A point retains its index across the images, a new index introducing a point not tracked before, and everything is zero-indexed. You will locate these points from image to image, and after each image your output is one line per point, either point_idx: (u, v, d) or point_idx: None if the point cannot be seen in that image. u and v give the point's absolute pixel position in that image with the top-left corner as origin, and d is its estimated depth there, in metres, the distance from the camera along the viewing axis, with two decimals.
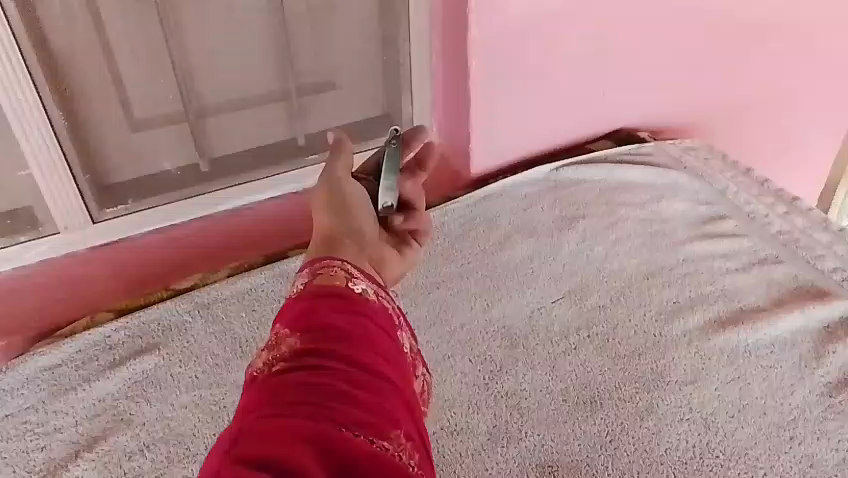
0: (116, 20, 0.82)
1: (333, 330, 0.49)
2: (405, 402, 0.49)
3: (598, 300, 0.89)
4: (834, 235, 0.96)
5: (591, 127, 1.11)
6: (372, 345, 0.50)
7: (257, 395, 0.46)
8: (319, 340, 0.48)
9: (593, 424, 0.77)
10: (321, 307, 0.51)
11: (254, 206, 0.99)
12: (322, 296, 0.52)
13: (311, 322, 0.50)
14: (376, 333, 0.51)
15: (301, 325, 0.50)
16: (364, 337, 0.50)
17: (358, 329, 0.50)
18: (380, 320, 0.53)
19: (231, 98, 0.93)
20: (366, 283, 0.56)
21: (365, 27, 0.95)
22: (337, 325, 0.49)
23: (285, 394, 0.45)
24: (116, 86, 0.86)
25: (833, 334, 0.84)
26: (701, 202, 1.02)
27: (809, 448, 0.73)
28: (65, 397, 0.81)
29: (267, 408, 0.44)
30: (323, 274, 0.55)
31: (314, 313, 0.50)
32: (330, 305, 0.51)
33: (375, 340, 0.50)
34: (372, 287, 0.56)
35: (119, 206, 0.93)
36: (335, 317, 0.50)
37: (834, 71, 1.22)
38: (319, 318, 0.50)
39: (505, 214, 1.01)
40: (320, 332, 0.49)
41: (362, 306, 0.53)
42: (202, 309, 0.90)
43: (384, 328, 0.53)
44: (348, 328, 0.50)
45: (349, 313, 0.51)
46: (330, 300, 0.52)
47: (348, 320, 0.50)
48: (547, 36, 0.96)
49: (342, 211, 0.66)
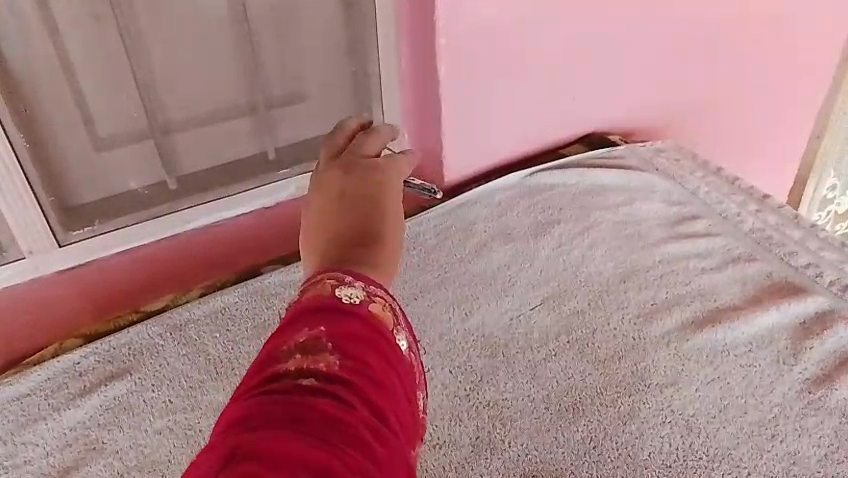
0: (76, 34, 0.80)
1: (369, 367, 0.44)
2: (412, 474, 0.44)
3: (576, 305, 0.89)
4: (805, 231, 0.97)
5: (564, 131, 1.11)
6: (400, 399, 0.45)
7: (266, 407, 0.40)
8: (353, 373, 0.43)
9: (577, 430, 0.76)
10: (364, 341, 0.46)
11: (223, 223, 0.98)
12: (369, 329, 0.47)
13: (350, 349, 0.45)
14: (405, 389, 0.46)
15: (342, 349, 0.44)
16: (396, 394, 0.45)
17: (391, 378, 0.45)
18: (410, 378, 0.48)
19: (198, 112, 0.92)
20: (408, 336, 0.50)
21: (333, 37, 0.94)
22: (373, 365, 0.45)
23: (303, 421, 0.40)
24: (78, 106, 0.84)
25: (808, 329, 0.84)
26: (673, 203, 1.03)
27: (791, 446, 0.73)
28: (34, 428, 0.78)
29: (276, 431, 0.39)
30: (376, 302, 0.49)
31: (356, 344, 0.45)
32: (374, 341, 0.46)
33: (402, 395, 0.46)
34: (411, 339, 0.50)
35: (87, 227, 0.91)
36: (375, 359, 0.45)
37: (799, 68, 1.24)
38: (358, 347, 0.45)
39: (480, 221, 1.00)
40: (355, 363, 0.44)
41: (400, 358, 0.47)
42: (174, 331, 0.88)
43: (412, 386, 0.48)
44: (382, 373, 0.45)
45: (388, 357, 0.46)
46: (373, 331, 0.47)
47: (382, 363, 0.45)
48: (515, 41, 0.96)
49: (324, 214, 0.66)
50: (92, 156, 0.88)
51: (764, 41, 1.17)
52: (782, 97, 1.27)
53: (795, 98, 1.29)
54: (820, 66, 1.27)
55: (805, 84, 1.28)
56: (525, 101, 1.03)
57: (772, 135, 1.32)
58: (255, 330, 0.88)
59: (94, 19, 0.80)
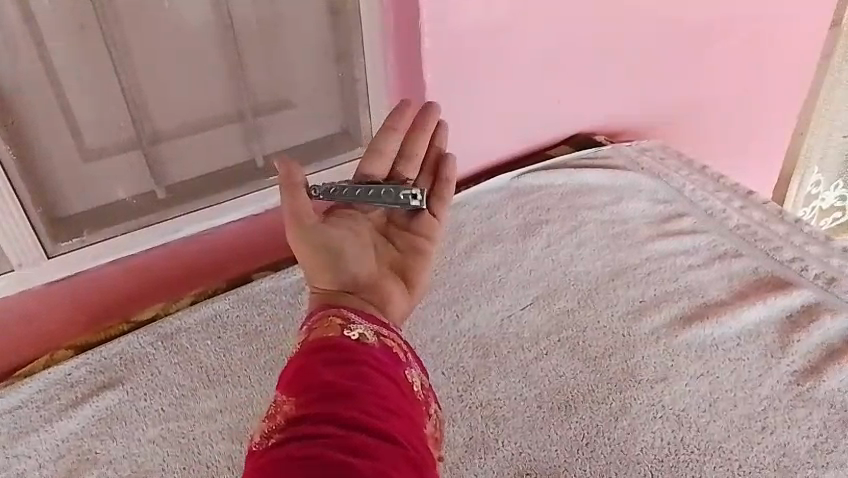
0: (61, 46, 0.80)
1: (333, 385, 0.47)
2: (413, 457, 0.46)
3: (566, 304, 0.90)
4: (790, 226, 0.98)
5: (550, 133, 1.12)
6: (374, 395, 0.47)
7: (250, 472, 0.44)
8: (318, 401, 0.46)
9: (569, 428, 0.76)
10: (317, 367, 0.49)
11: (215, 230, 0.98)
12: (318, 353, 0.50)
13: (312, 381, 0.48)
14: (381, 383, 0.49)
15: (297, 388, 0.48)
16: (363, 391, 0.47)
17: (359, 381, 0.48)
18: (381, 364, 0.51)
19: (185, 120, 0.92)
20: (364, 325, 0.54)
21: (318, 43, 0.95)
22: (335, 382, 0.47)
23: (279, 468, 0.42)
24: (65, 116, 0.84)
25: (795, 322, 0.85)
26: (659, 201, 1.04)
27: (781, 437, 0.74)
28: (27, 440, 0.78)
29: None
30: (319, 327, 0.53)
31: (310, 374, 0.48)
32: (325, 360, 0.49)
33: (376, 390, 0.48)
34: (372, 327, 0.55)
35: (75, 238, 0.91)
36: (331, 373, 0.48)
37: (780, 66, 1.26)
38: (311, 376, 0.48)
39: (469, 223, 1.01)
40: (317, 391, 0.47)
41: (359, 354, 0.50)
42: (165, 340, 0.88)
43: (388, 373, 0.50)
44: (347, 384, 0.47)
45: (344, 365, 0.49)
46: (330, 353, 0.50)
47: (347, 373, 0.48)
48: (499, 45, 0.97)
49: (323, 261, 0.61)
50: (80, 167, 0.88)
51: (746, 40, 1.19)
52: (765, 95, 1.29)
53: (778, 94, 1.30)
54: (803, 63, 1.28)
55: (788, 81, 1.29)
56: (512, 104, 1.04)
57: (756, 132, 1.34)
58: (247, 337, 0.88)
59: (80, 29, 0.80)
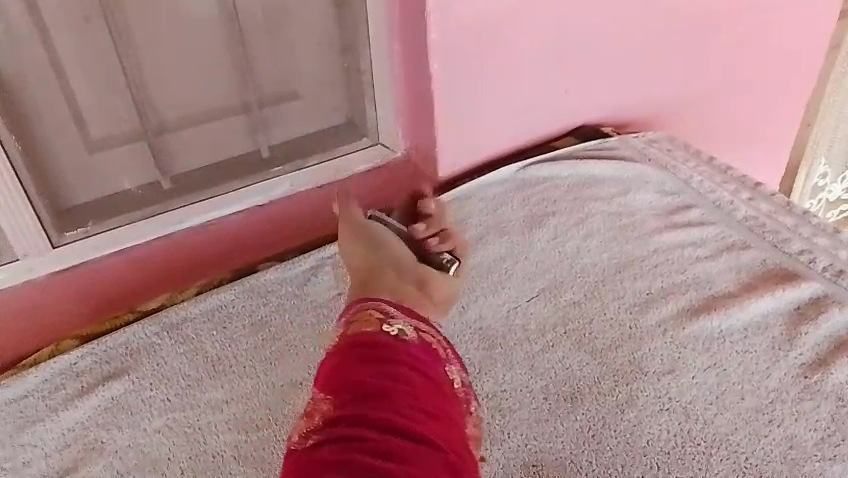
0: (65, 37, 0.80)
1: (373, 379, 0.49)
2: (451, 450, 0.47)
3: (573, 296, 0.89)
4: (798, 218, 0.97)
5: (556, 124, 1.11)
6: (414, 390, 0.49)
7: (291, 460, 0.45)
8: (358, 393, 0.48)
9: (575, 420, 0.76)
10: (361, 357, 0.51)
11: (219, 221, 0.97)
12: (361, 345, 0.52)
13: (353, 374, 0.50)
14: (419, 379, 0.51)
15: (341, 375, 0.50)
16: (405, 381, 0.49)
17: (400, 372, 0.50)
18: (421, 359, 0.53)
19: (190, 111, 0.92)
20: (403, 322, 0.56)
21: (324, 33, 0.94)
22: (375, 377, 0.49)
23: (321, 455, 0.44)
24: (70, 106, 0.84)
25: (803, 315, 0.85)
26: (666, 193, 1.03)
27: (789, 430, 0.74)
28: (33, 429, 0.78)
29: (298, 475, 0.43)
30: (360, 322, 0.56)
31: (354, 364, 0.51)
32: (368, 352, 0.52)
33: (415, 386, 0.50)
34: (411, 323, 0.57)
35: (80, 228, 0.91)
36: (375, 364, 0.50)
37: (788, 56, 1.25)
38: (355, 365, 0.50)
39: (475, 215, 1.01)
40: (358, 384, 0.49)
41: (401, 347, 0.53)
42: (171, 330, 0.88)
43: (426, 370, 0.52)
44: (386, 378, 0.49)
45: (387, 357, 0.51)
46: (372, 346, 0.52)
47: (387, 369, 0.50)
48: (506, 35, 0.96)
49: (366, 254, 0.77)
50: (85, 157, 0.88)
51: (753, 31, 1.18)
52: (773, 85, 1.28)
53: (786, 85, 1.29)
54: (810, 53, 1.27)
55: (795, 71, 1.28)
56: (518, 95, 1.03)
57: (764, 124, 1.33)
58: (253, 327, 0.88)
59: (84, 20, 0.80)
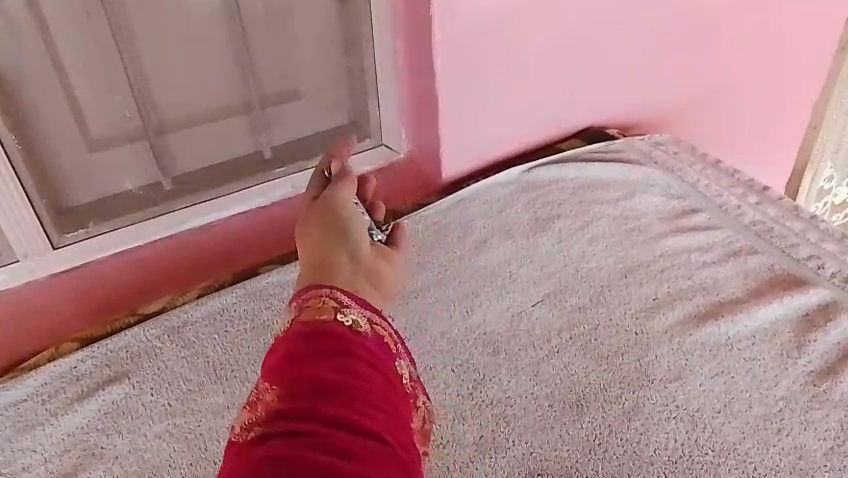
0: (67, 36, 0.79)
1: (327, 375, 0.48)
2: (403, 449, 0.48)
3: (578, 301, 0.88)
4: (806, 222, 0.96)
5: (561, 126, 1.10)
6: (369, 390, 0.49)
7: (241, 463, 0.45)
8: (317, 391, 0.47)
9: (581, 428, 0.75)
10: (309, 353, 0.50)
11: (223, 222, 0.97)
12: (309, 339, 0.51)
13: (307, 369, 0.49)
14: (374, 375, 0.51)
15: (289, 372, 0.49)
16: (355, 381, 0.49)
17: (349, 372, 0.49)
18: (372, 354, 0.52)
19: (192, 111, 0.90)
20: (357, 311, 0.56)
21: (327, 32, 0.93)
22: (324, 373, 0.48)
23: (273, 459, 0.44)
24: (70, 106, 0.83)
25: (811, 321, 0.84)
26: (672, 196, 1.02)
27: (798, 439, 0.73)
28: (32, 434, 0.77)
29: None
30: (312, 309, 0.55)
31: (302, 360, 0.49)
32: (316, 347, 0.50)
33: (369, 383, 0.49)
34: (366, 313, 0.56)
35: (81, 230, 0.90)
36: (325, 361, 0.49)
37: (795, 57, 1.24)
38: (305, 363, 0.49)
39: (480, 218, 1.00)
40: (312, 381, 0.48)
41: (351, 343, 0.52)
42: (172, 334, 0.87)
43: (378, 364, 0.52)
44: (335, 374, 0.48)
45: (337, 354, 0.50)
46: (321, 340, 0.51)
47: (343, 366, 0.49)
48: (510, 35, 0.95)
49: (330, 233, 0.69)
50: (86, 158, 0.87)
51: (760, 32, 1.16)
52: (779, 87, 1.27)
53: (793, 87, 1.28)
54: (818, 55, 1.26)
55: (802, 73, 1.27)
56: (522, 95, 1.02)
57: (770, 125, 1.32)
58: (254, 331, 0.87)
59: (86, 19, 0.79)
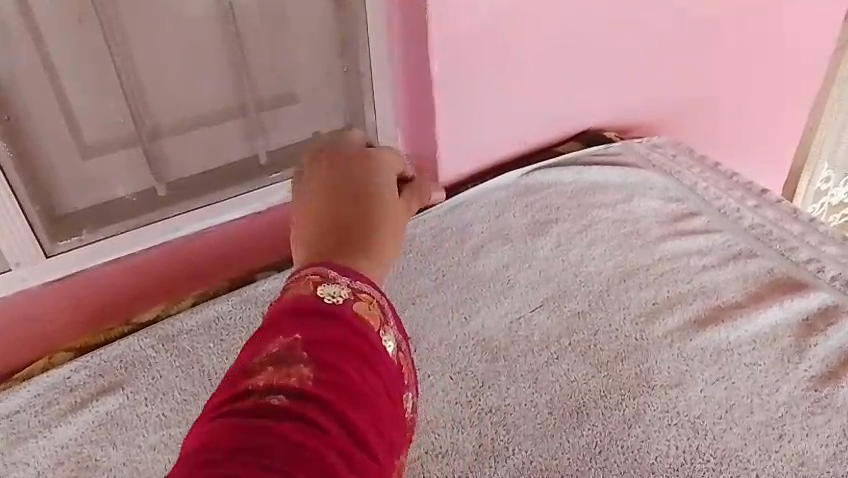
0: (59, 41, 0.78)
1: (352, 383, 0.43)
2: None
3: (577, 306, 0.87)
4: (805, 225, 0.96)
5: (559, 128, 1.10)
6: (379, 394, 0.44)
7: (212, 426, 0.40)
8: (322, 377, 0.43)
9: (581, 435, 0.74)
10: (340, 347, 0.44)
11: (218, 226, 0.96)
12: (344, 331, 0.46)
13: (315, 349, 0.44)
14: (388, 378, 0.46)
15: (316, 356, 0.43)
16: (373, 404, 0.43)
17: (371, 391, 0.44)
18: (395, 381, 0.47)
19: (186, 116, 0.89)
20: (395, 332, 0.50)
21: (323, 35, 0.92)
22: (349, 377, 0.43)
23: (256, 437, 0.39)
24: (62, 111, 0.82)
25: (812, 326, 0.83)
26: (671, 199, 1.02)
27: (799, 445, 0.72)
28: (25, 446, 0.76)
29: (219, 451, 0.38)
30: (360, 300, 0.49)
31: (333, 351, 0.44)
32: (348, 344, 0.45)
33: (386, 409, 0.45)
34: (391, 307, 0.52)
35: (74, 237, 0.89)
36: (353, 368, 0.44)
37: (793, 58, 1.23)
38: (333, 355, 0.44)
39: (477, 222, 0.99)
40: (321, 363, 0.43)
41: (381, 359, 0.46)
42: (166, 343, 0.86)
43: (397, 393, 0.47)
44: (360, 385, 0.43)
45: (368, 365, 0.45)
46: (355, 339, 0.46)
47: (357, 360, 0.45)
48: (507, 37, 0.94)
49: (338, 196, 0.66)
50: (79, 164, 0.86)
51: (758, 33, 1.16)
52: (777, 88, 1.26)
53: (791, 88, 1.28)
54: (815, 57, 1.25)
55: (801, 73, 1.26)
56: (520, 97, 1.02)
57: (768, 127, 1.31)
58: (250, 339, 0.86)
59: (79, 24, 0.78)
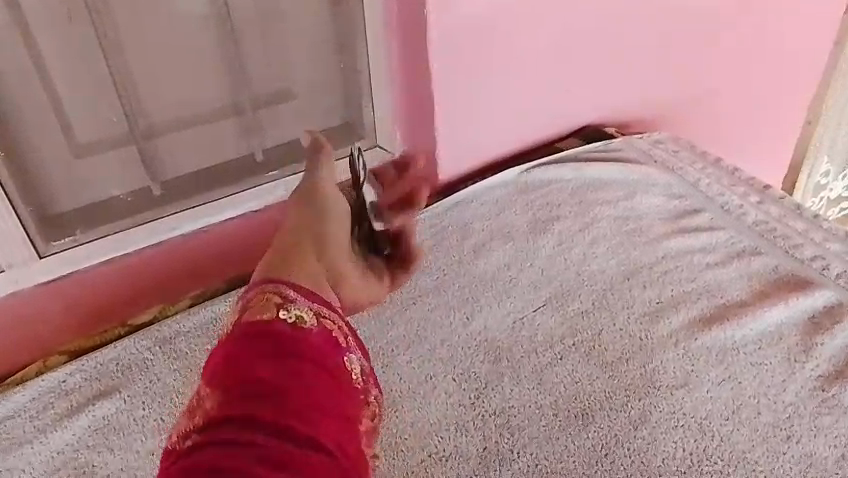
0: (50, 39, 0.76)
1: (261, 371, 0.49)
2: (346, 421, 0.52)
3: (580, 305, 0.86)
4: (809, 222, 0.95)
5: (559, 124, 1.08)
6: (297, 391, 0.49)
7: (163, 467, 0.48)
8: (237, 400, 0.49)
9: (587, 438, 0.73)
10: (245, 355, 0.51)
11: (209, 229, 0.94)
12: (248, 340, 0.52)
13: (228, 379, 0.50)
14: (310, 372, 0.51)
15: (227, 375, 0.50)
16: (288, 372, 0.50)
17: (279, 370, 0.50)
18: (315, 348, 0.53)
19: (181, 114, 0.88)
20: (302, 304, 0.57)
21: (320, 31, 0.90)
22: (259, 369, 0.50)
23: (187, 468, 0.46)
24: (54, 109, 0.80)
25: (818, 324, 0.82)
26: (673, 196, 1.00)
27: (807, 447, 0.71)
28: (20, 452, 0.75)
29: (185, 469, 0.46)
30: (260, 298, 0.56)
31: (239, 362, 0.51)
32: (252, 347, 0.51)
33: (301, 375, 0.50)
34: (312, 307, 0.57)
35: (69, 237, 0.87)
36: (259, 363, 0.50)
37: (795, 53, 1.22)
38: (243, 365, 0.50)
39: (478, 220, 0.98)
40: (232, 390, 0.49)
41: (291, 337, 0.53)
42: (163, 345, 0.84)
43: (319, 356, 0.53)
44: (271, 368, 0.50)
45: (271, 354, 0.51)
46: (259, 339, 0.52)
47: (271, 368, 0.50)
48: (506, 33, 0.93)
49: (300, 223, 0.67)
50: (72, 164, 0.84)
51: (759, 27, 1.15)
52: (777, 84, 1.25)
53: (791, 84, 1.26)
54: (816, 51, 1.24)
55: (802, 68, 1.25)
56: (518, 94, 1.00)
57: (767, 123, 1.30)
58: None
59: (69, 22, 0.76)
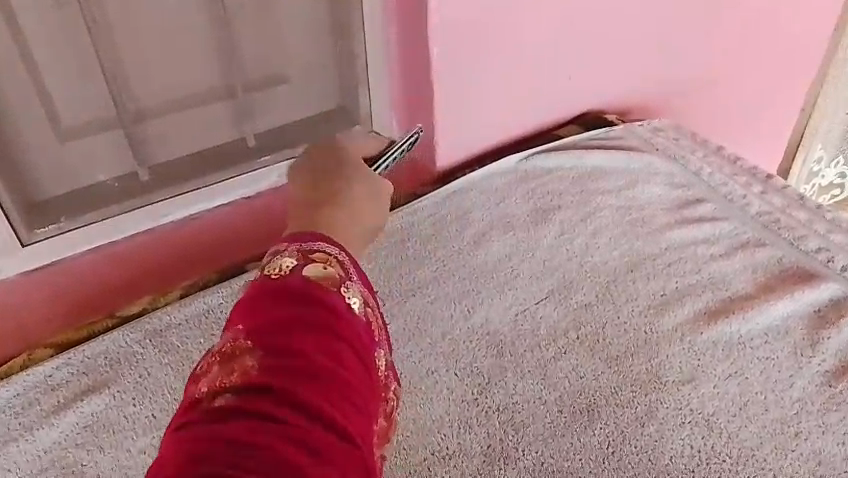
0: (32, 19, 0.72)
1: (307, 347, 0.45)
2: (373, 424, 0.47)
3: (583, 298, 0.84)
4: (812, 213, 0.93)
5: (560, 111, 1.06)
6: (340, 378, 0.45)
7: (171, 432, 0.42)
8: (273, 367, 0.44)
9: (593, 435, 0.72)
10: (292, 323, 0.46)
11: (202, 215, 0.90)
12: (298, 306, 0.47)
13: (264, 340, 0.45)
14: (350, 359, 0.47)
15: (268, 340, 0.45)
16: (334, 357, 0.45)
17: (329, 353, 0.45)
18: (360, 338, 0.49)
19: (171, 98, 0.84)
20: (355, 288, 0.52)
21: (316, 12, 0.87)
22: (306, 344, 0.45)
23: (205, 438, 0.40)
24: (37, 93, 0.76)
25: (824, 317, 0.81)
26: (676, 185, 0.99)
27: (816, 444, 0.70)
28: (6, 451, 0.72)
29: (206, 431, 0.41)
30: (313, 264, 0.52)
31: (285, 328, 0.46)
32: (302, 315, 0.47)
33: (347, 364, 0.46)
34: (361, 292, 0.53)
35: (52, 225, 0.83)
36: (306, 336, 0.45)
37: (795, 40, 1.20)
38: (290, 331, 0.45)
39: (477, 209, 0.95)
40: (272, 357, 0.44)
41: (339, 318, 0.48)
42: (154, 337, 0.81)
43: (362, 349, 0.49)
44: (319, 347, 0.45)
45: (320, 329, 0.46)
46: (308, 309, 0.47)
47: (312, 340, 0.45)
48: (508, 19, 0.90)
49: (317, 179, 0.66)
50: (57, 151, 0.80)
51: (762, 15, 1.12)
52: (777, 71, 1.23)
53: (789, 69, 1.25)
54: (817, 38, 1.22)
55: (801, 55, 1.23)
56: (520, 81, 0.97)
57: (765, 110, 1.29)
58: None
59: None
